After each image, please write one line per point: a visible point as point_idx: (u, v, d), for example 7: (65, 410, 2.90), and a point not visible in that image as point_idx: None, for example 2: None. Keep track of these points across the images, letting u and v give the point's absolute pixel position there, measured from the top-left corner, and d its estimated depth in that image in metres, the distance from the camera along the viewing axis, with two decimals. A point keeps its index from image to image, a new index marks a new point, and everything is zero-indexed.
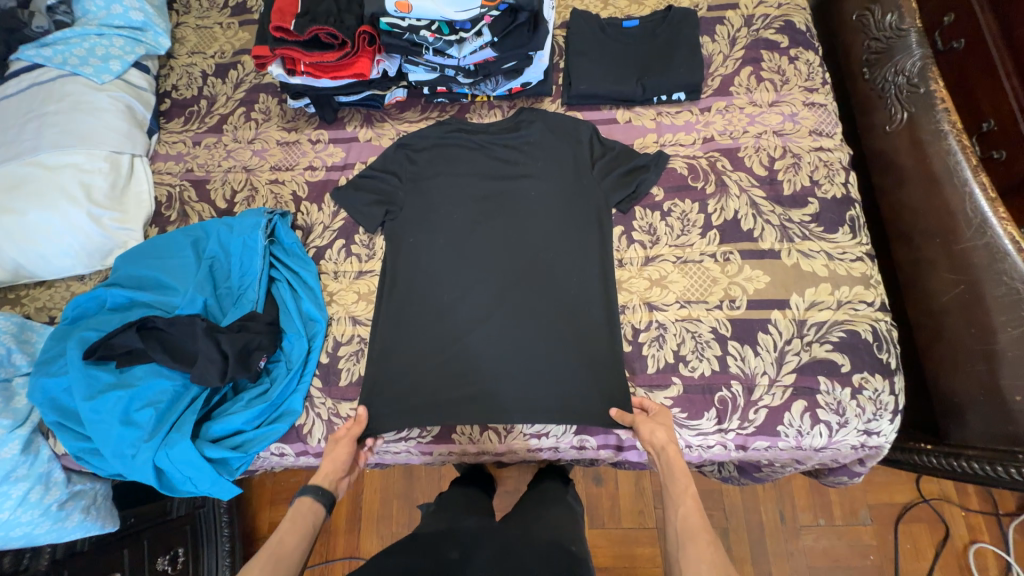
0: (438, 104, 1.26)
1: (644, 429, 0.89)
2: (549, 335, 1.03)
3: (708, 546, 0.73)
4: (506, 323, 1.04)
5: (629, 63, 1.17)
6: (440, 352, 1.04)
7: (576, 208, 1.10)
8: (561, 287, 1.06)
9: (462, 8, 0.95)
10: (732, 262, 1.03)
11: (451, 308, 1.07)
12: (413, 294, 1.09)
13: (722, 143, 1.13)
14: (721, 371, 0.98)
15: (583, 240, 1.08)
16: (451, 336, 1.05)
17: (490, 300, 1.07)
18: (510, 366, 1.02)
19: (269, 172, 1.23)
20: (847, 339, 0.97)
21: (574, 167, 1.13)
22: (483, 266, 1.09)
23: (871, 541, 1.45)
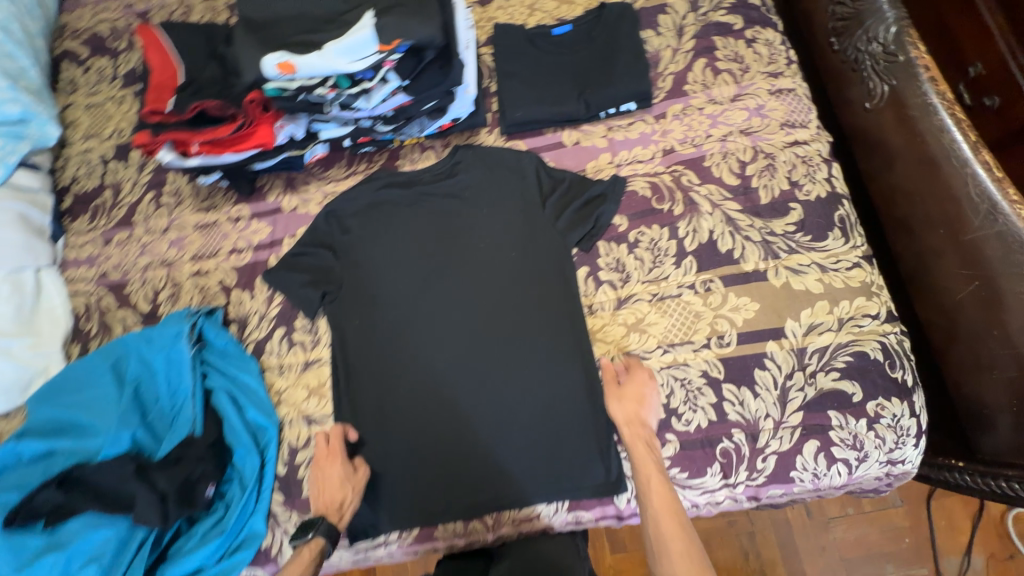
0: (364, 155, 1.12)
1: (618, 401, 0.86)
2: (527, 397, 0.93)
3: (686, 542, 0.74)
4: (480, 391, 0.94)
5: (567, 76, 1.03)
6: (415, 433, 0.94)
7: (533, 253, 0.98)
8: (532, 342, 0.95)
9: (356, 57, 0.81)
10: (714, 291, 0.91)
11: (418, 385, 0.96)
12: (370, 376, 0.98)
13: (684, 154, 1.00)
14: (719, 420, 0.87)
15: (546, 288, 0.97)
16: (424, 415, 0.95)
17: (459, 366, 0.96)
18: (495, 435, 0.92)
19: (190, 263, 1.10)
20: (856, 363, 0.86)
21: (523, 208, 1.01)
22: (444, 331, 0.98)
23: (904, 523, 1.36)
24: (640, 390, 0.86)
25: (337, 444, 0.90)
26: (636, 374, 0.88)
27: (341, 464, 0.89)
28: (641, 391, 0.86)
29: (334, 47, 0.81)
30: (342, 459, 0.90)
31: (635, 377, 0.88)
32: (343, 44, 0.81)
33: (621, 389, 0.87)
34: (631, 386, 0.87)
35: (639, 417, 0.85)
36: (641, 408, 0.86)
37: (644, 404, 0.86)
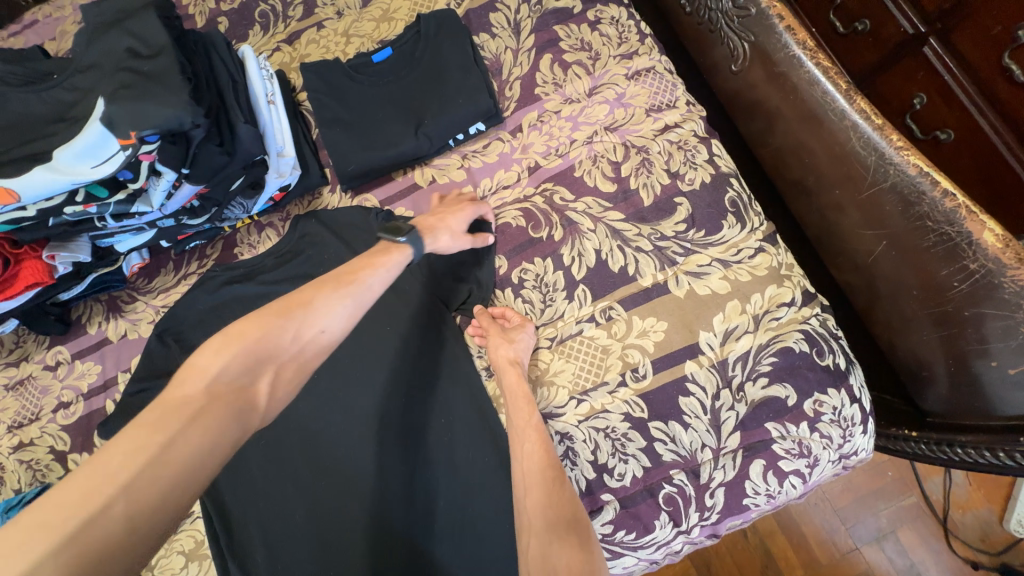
0: (194, 251, 0.94)
1: (495, 342, 0.77)
2: (442, 493, 0.78)
3: (562, 497, 0.66)
4: (384, 492, 0.80)
5: (398, 108, 0.87)
6: (325, 561, 0.79)
7: (410, 324, 0.84)
8: (431, 424, 0.80)
9: (95, 161, 0.63)
10: (617, 319, 0.80)
11: (317, 508, 0.81)
12: (255, 518, 0.81)
13: (551, 168, 0.87)
14: (654, 465, 0.76)
15: (433, 359, 0.82)
16: (328, 543, 0.79)
17: (358, 467, 0.81)
18: (411, 536, 0.77)
19: (8, 436, 0.89)
20: (782, 363, 0.76)
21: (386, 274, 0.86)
22: (333, 432, 0.84)
23: (882, 461, 1.29)
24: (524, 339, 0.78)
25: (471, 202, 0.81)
26: (516, 320, 0.80)
27: (466, 219, 0.79)
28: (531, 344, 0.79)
29: (62, 156, 0.62)
30: (469, 218, 0.80)
31: (518, 322, 0.80)
32: (73, 149, 0.62)
33: (498, 334, 0.78)
34: (511, 332, 0.78)
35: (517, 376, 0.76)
36: (522, 352, 0.77)
37: (523, 349, 0.78)
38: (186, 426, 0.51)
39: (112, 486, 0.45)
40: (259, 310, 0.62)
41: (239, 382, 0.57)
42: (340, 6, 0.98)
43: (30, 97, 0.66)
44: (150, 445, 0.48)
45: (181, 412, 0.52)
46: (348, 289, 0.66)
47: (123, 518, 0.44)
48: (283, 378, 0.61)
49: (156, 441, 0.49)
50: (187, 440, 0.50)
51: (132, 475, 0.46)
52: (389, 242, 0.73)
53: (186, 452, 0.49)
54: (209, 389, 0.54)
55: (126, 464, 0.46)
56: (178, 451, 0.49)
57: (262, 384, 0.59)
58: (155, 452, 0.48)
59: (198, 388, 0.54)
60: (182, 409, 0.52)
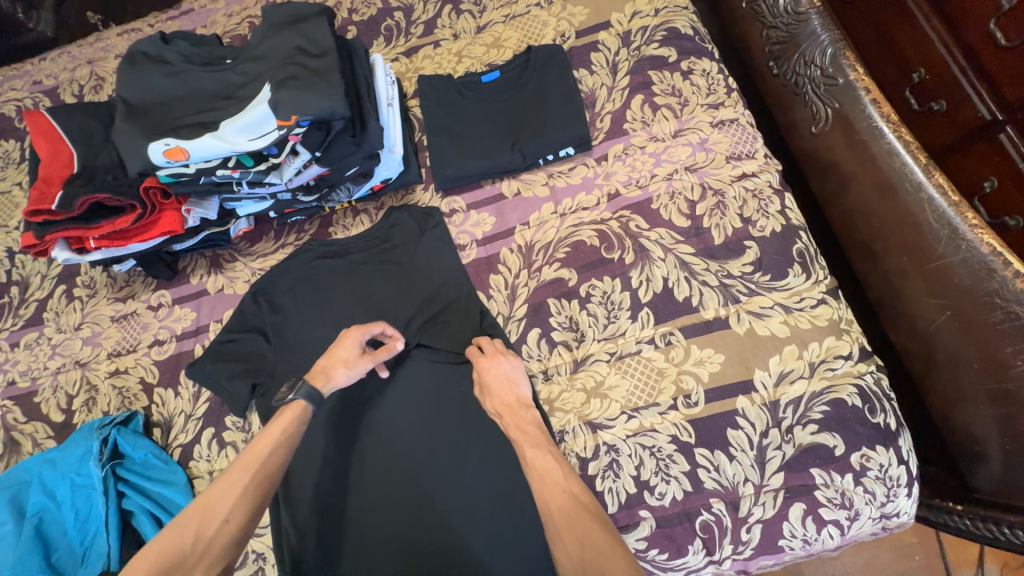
0: (293, 224, 1.04)
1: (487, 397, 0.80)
2: (479, 482, 0.82)
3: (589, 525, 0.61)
4: (437, 476, 0.84)
5: (499, 125, 0.97)
6: (372, 534, 0.83)
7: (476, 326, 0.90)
8: (488, 421, 0.85)
9: (254, 135, 0.73)
10: (675, 345, 0.84)
11: (359, 479, 0.86)
12: (305, 474, 0.87)
13: (630, 197, 0.93)
14: (695, 490, 0.79)
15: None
16: (366, 513, 0.84)
17: (412, 453, 0.86)
18: (457, 523, 0.81)
19: (106, 362, 0.99)
20: (833, 412, 0.79)
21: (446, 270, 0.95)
22: (388, 408, 0.89)
23: (912, 540, 1.26)
24: (502, 372, 0.80)
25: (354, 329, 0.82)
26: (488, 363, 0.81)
27: (353, 347, 0.81)
28: (507, 373, 0.80)
29: (229, 128, 0.73)
30: (357, 343, 0.81)
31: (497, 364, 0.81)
32: (239, 123, 0.73)
33: (482, 387, 0.80)
34: (485, 379, 0.80)
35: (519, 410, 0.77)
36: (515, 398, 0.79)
37: (506, 387, 0.79)
38: None
39: None
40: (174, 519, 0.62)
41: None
42: (456, 29, 1.09)
43: (206, 73, 0.77)
44: None
45: None
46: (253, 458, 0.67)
47: None
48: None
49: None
50: None
51: None
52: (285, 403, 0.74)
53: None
54: None
55: None
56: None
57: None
58: None
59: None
60: None
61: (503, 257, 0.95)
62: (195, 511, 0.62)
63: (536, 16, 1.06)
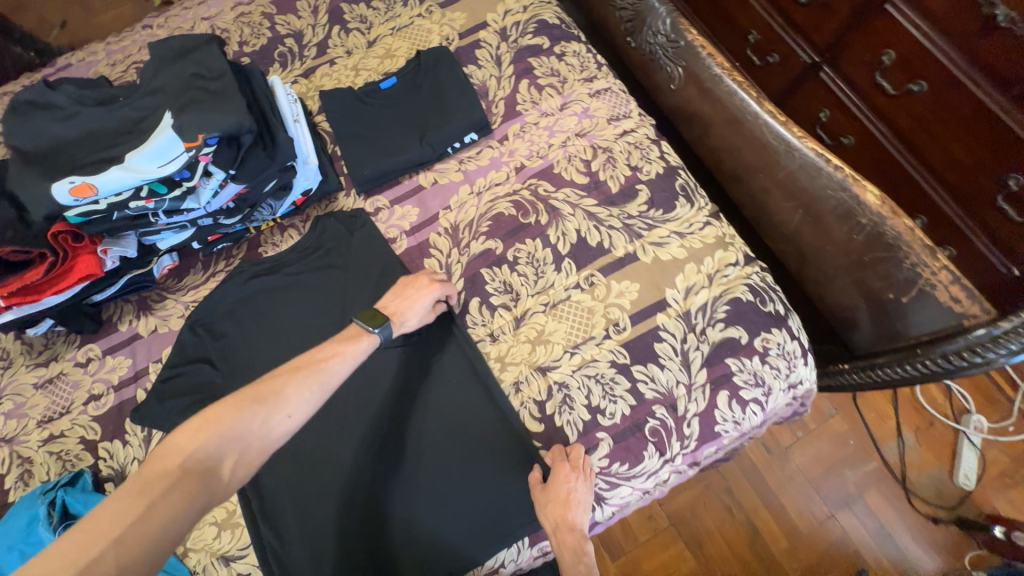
0: (221, 252, 1.05)
1: (545, 506, 0.81)
2: (449, 453, 0.88)
3: None
4: (420, 480, 0.87)
5: (405, 123, 1.05)
6: (351, 527, 0.85)
7: (451, 344, 0.95)
8: (448, 396, 0.92)
9: (164, 161, 0.75)
10: (598, 284, 0.96)
11: (334, 478, 0.89)
12: (283, 484, 0.89)
13: (534, 167, 1.04)
14: (639, 402, 0.89)
15: (464, 371, 0.93)
16: (346, 507, 0.87)
17: (394, 467, 0.88)
18: (445, 524, 0.85)
19: (37, 431, 0.94)
20: (734, 310, 0.93)
21: (384, 266, 1.00)
22: (353, 401, 0.94)
23: None
24: (569, 492, 0.81)
25: (430, 287, 0.91)
26: (557, 473, 0.82)
27: (427, 300, 0.90)
28: (573, 498, 0.81)
29: (135, 158, 0.75)
30: (432, 298, 0.91)
31: (561, 474, 0.82)
32: (145, 152, 0.75)
33: (547, 492, 0.82)
34: (557, 488, 0.81)
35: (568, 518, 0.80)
36: (570, 507, 0.81)
37: (570, 505, 0.81)
38: (164, 499, 0.59)
39: (106, 538, 0.54)
40: (235, 396, 0.70)
41: (207, 462, 0.64)
42: (348, 46, 1.17)
43: (101, 112, 0.79)
44: (132, 513, 0.57)
45: (160, 485, 0.60)
46: (314, 375, 0.76)
47: (113, 565, 0.53)
48: (246, 460, 0.67)
49: (136, 511, 0.57)
50: (165, 503, 0.59)
51: (124, 527, 0.55)
52: (362, 329, 0.84)
53: (163, 519, 0.58)
54: (184, 465, 0.62)
55: (118, 519, 0.56)
56: (157, 518, 0.57)
57: (228, 464, 0.66)
58: (142, 511, 0.57)
59: (177, 462, 0.63)
60: (161, 481, 0.60)
61: (433, 242, 1.02)
62: (261, 398, 0.71)
63: (420, 25, 1.17)
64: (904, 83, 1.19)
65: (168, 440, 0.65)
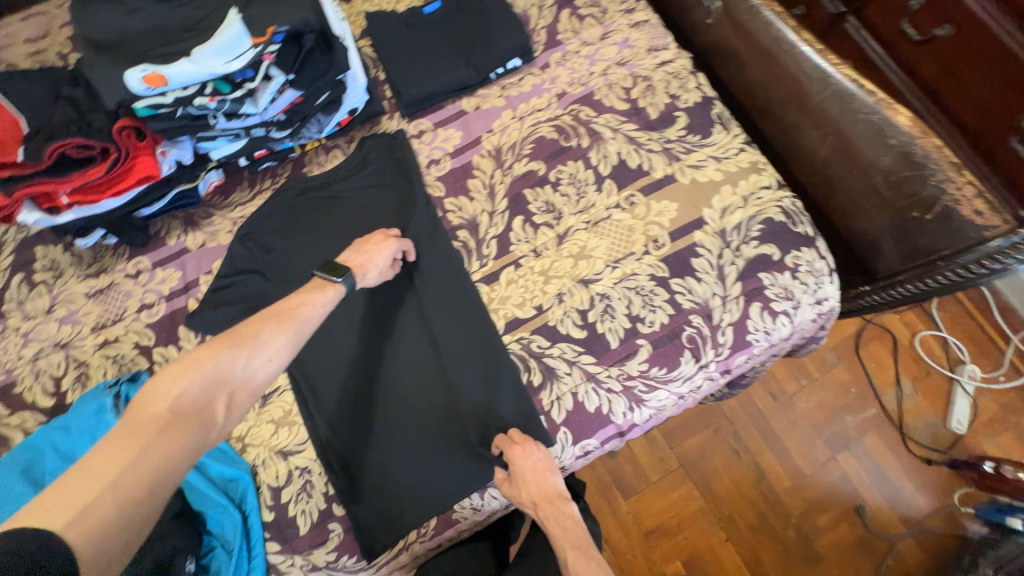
0: (266, 171, 1.07)
1: (518, 491, 0.83)
2: (474, 361, 0.92)
3: None
4: (422, 424, 0.90)
5: (450, 48, 1.07)
6: (389, 429, 0.90)
7: (462, 295, 0.96)
8: (472, 309, 0.95)
9: (231, 56, 0.78)
10: (638, 204, 1.00)
11: (371, 386, 0.92)
12: (325, 391, 0.93)
13: (575, 94, 1.07)
14: (677, 312, 0.94)
15: (484, 312, 0.95)
16: (382, 410, 0.91)
17: (397, 411, 0.91)
18: (432, 473, 0.88)
19: (92, 335, 0.96)
20: (768, 229, 0.98)
21: (414, 188, 1.02)
22: (387, 313, 0.96)
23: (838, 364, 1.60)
24: (534, 461, 0.83)
25: (385, 241, 0.90)
26: (512, 461, 0.83)
27: (387, 254, 0.90)
28: (540, 467, 0.83)
29: (202, 52, 0.78)
30: (391, 252, 0.91)
31: (522, 459, 0.83)
32: (212, 47, 0.78)
33: (513, 482, 0.84)
34: (522, 470, 0.82)
35: (548, 484, 0.83)
36: (544, 481, 0.83)
37: (541, 479, 0.83)
38: (157, 442, 0.57)
39: (99, 483, 0.52)
40: (215, 340, 0.67)
41: (197, 405, 0.62)
42: None
43: (163, 10, 0.81)
44: (122, 458, 0.54)
45: (148, 431, 0.57)
46: (290, 321, 0.74)
47: (112, 507, 0.52)
48: (237, 402, 0.66)
49: (128, 453, 0.55)
50: (159, 446, 0.57)
51: (116, 473, 0.53)
52: (326, 281, 0.82)
53: (161, 456, 0.56)
54: (172, 410, 0.60)
55: (108, 465, 0.53)
56: (155, 456, 0.56)
57: (219, 409, 0.64)
58: (134, 454, 0.55)
59: (163, 407, 0.60)
60: (151, 425, 0.58)
61: (477, 163, 1.05)
62: (240, 342, 0.68)
63: None
64: (929, 27, 1.23)
65: (148, 387, 0.61)
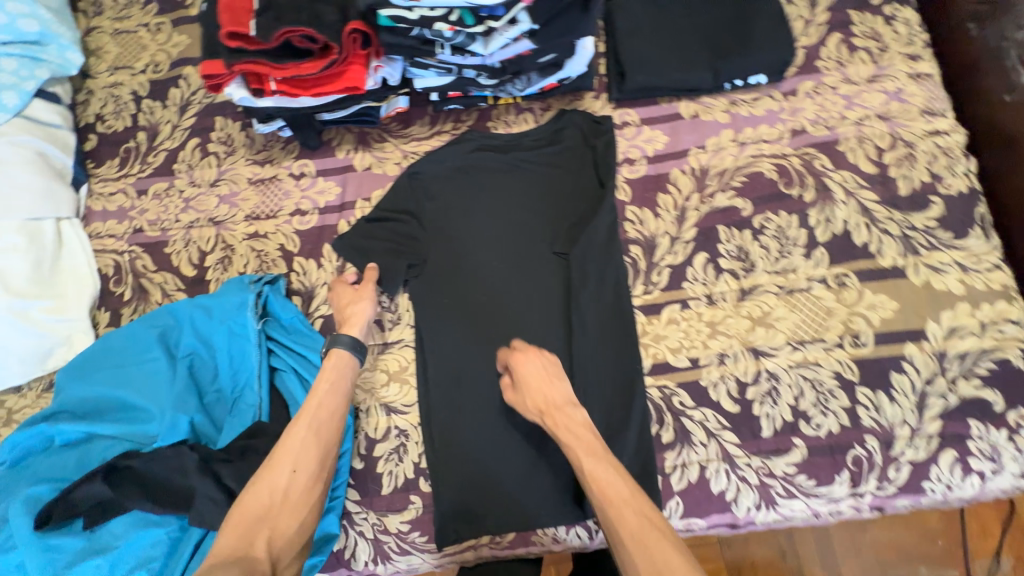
0: (450, 112, 1.00)
1: (532, 400, 0.75)
2: (603, 384, 0.84)
3: (665, 541, 0.59)
4: (536, 435, 0.83)
5: (694, 40, 0.93)
6: (495, 421, 0.84)
7: (612, 308, 0.86)
8: (620, 331, 0.85)
9: None
10: (848, 287, 0.85)
11: (488, 369, 0.86)
12: (444, 361, 0.87)
13: (816, 136, 0.91)
14: (852, 426, 0.80)
15: (633, 341, 0.85)
16: (494, 399, 0.84)
17: (508, 405, 0.84)
18: (530, 488, 0.82)
19: (245, 223, 0.96)
20: (1000, 371, 0.80)
21: (597, 181, 0.91)
22: (528, 300, 0.87)
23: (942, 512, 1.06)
24: (542, 366, 0.77)
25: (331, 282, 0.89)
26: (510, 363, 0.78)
27: (347, 282, 0.87)
28: (545, 371, 0.76)
29: None
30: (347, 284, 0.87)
31: (523, 364, 0.77)
32: None
33: (519, 388, 0.77)
34: (524, 370, 0.76)
35: (553, 388, 0.75)
36: (551, 390, 0.75)
37: (546, 380, 0.75)
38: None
39: None
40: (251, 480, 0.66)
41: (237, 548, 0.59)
42: None
43: None
44: None
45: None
46: (308, 424, 0.70)
47: None
48: (285, 530, 0.63)
49: None
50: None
51: None
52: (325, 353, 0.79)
53: None
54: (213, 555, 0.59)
55: None
56: None
57: (261, 541, 0.61)
58: None
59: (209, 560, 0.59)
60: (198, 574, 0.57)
61: (674, 178, 0.93)
62: (262, 473, 0.66)
63: None
64: None
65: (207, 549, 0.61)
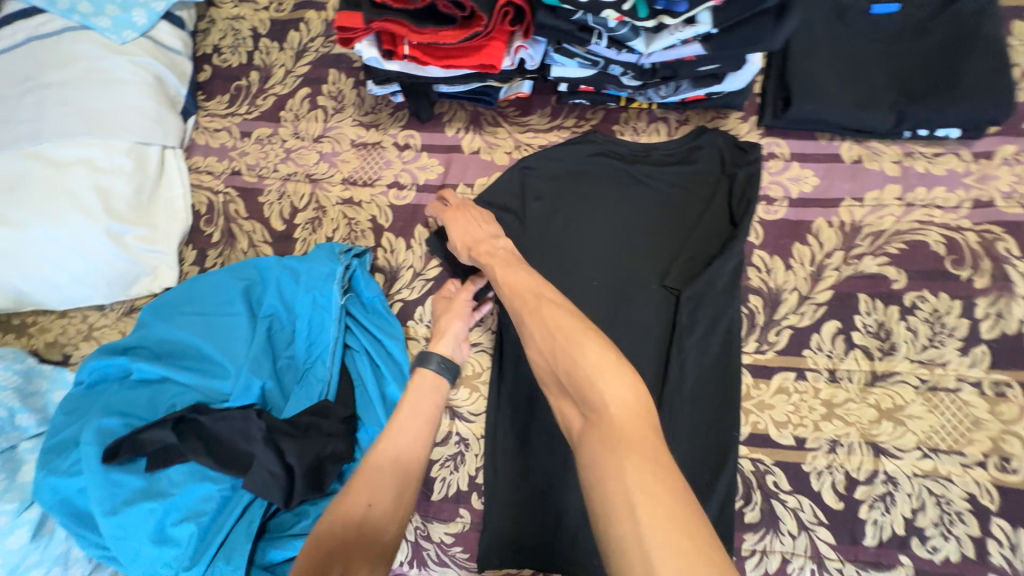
0: (575, 107, 0.91)
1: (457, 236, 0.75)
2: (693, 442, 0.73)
3: (560, 314, 0.57)
4: None
5: (882, 74, 0.79)
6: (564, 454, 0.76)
7: (719, 361, 0.75)
8: (724, 388, 0.75)
9: None
10: (1008, 399, 0.72)
11: None
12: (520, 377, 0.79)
13: (1005, 213, 0.77)
14: (978, 559, 0.68)
15: (736, 404, 0.74)
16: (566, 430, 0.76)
17: None
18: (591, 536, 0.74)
19: (341, 186, 0.92)
20: None
21: (729, 214, 0.80)
22: (624, 331, 0.77)
23: None
24: (472, 214, 0.77)
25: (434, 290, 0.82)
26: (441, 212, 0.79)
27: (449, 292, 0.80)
28: (474, 216, 0.76)
29: None
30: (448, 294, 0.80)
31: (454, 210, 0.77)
32: None
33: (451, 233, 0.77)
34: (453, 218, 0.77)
35: (482, 230, 0.74)
36: (477, 227, 0.75)
37: (472, 220, 0.75)
38: None
39: None
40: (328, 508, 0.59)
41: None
42: None
43: None
44: None
45: None
46: (391, 451, 0.63)
47: None
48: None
49: None
50: None
51: None
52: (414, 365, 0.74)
53: None
54: None
55: None
56: None
57: None
58: None
59: None
60: None
61: (817, 228, 0.81)
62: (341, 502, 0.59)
63: None
64: None
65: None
